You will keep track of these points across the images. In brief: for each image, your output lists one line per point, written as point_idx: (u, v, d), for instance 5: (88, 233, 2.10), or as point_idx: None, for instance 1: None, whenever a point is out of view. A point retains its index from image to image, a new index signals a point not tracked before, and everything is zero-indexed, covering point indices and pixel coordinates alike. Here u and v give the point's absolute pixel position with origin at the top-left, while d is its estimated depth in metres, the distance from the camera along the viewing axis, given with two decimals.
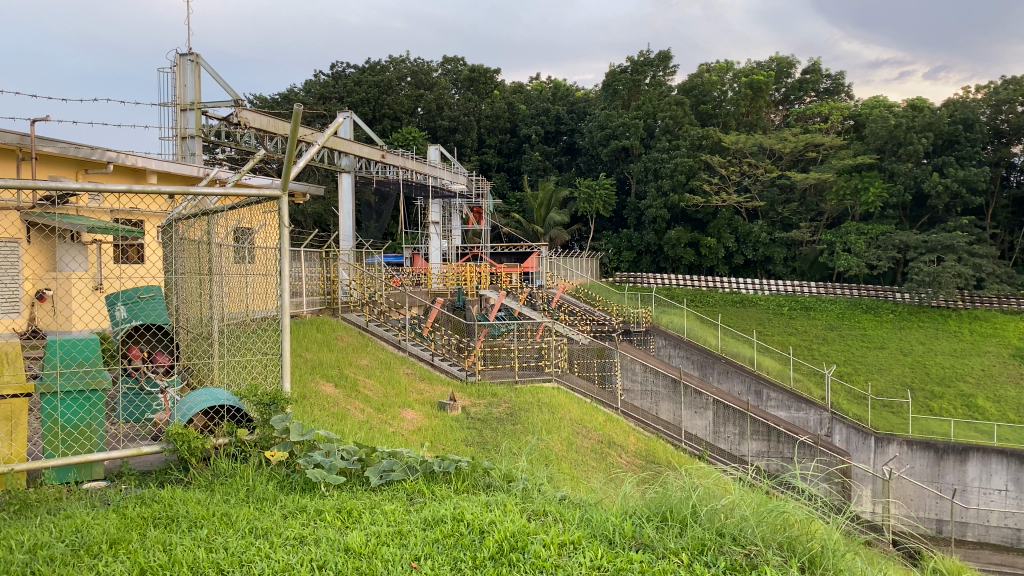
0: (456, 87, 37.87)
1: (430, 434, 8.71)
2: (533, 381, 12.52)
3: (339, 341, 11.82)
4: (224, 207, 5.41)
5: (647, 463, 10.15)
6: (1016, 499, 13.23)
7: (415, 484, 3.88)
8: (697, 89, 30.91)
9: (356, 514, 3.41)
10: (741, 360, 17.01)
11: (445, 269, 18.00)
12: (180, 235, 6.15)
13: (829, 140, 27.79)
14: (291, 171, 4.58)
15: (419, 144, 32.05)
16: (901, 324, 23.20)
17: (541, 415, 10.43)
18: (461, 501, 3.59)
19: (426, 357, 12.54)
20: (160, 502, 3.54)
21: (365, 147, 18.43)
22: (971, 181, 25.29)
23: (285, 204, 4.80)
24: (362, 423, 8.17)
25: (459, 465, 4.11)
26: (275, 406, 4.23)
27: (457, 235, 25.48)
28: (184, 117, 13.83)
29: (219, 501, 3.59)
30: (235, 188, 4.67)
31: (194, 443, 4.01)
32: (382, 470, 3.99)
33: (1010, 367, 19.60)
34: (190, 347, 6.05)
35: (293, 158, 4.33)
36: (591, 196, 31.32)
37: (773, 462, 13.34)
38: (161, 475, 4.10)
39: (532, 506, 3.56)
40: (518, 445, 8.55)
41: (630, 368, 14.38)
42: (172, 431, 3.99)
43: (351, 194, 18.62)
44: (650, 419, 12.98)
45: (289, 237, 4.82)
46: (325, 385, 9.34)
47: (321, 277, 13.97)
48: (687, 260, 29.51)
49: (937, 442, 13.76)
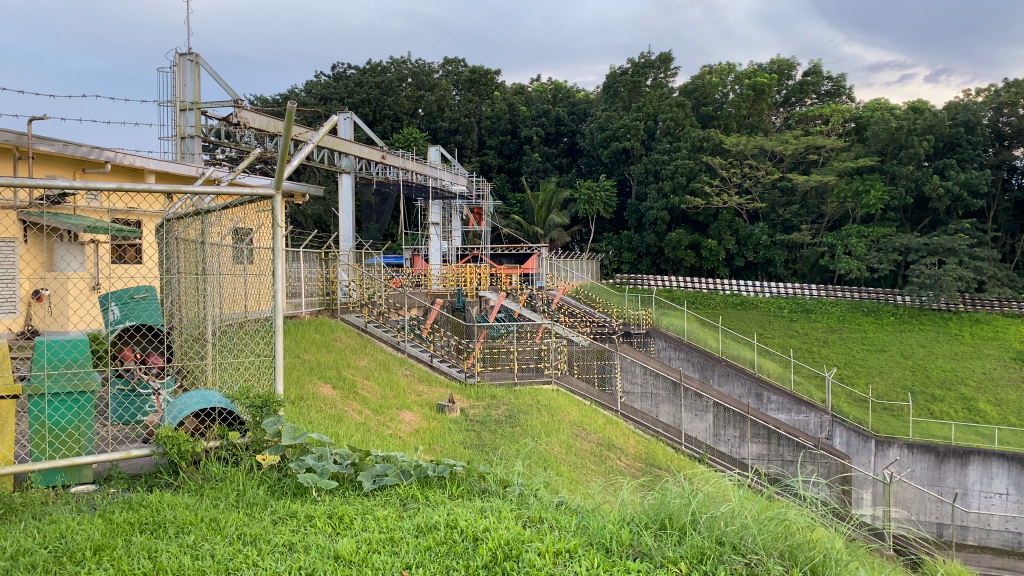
0: (456, 88, 37.84)
1: (429, 436, 8.64)
2: (533, 382, 12.45)
3: (338, 341, 11.76)
4: (217, 206, 5.32)
5: (646, 466, 10.08)
6: (1016, 503, 13.19)
7: (409, 490, 3.80)
8: (699, 92, 31.19)
9: (347, 520, 3.34)
10: (741, 362, 16.94)
11: (445, 270, 17.91)
12: (175, 235, 6.07)
13: (830, 142, 27.74)
14: (285, 169, 4.49)
15: (419, 145, 32.01)
16: (902, 327, 23.12)
17: (540, 418, 10.35)
18: (456, 506, 3.51)
19: (426, 358, 12.48)
20: (147, 508, 3.47)
21: (365, 148, 18.37)
22: (973, 184, 25.22)
23: (278, 203, 4.71)
24: (360, 424, 8.09)
25: (455, 470, 4.02)
26: (267, 409, 4.14)
27: (457, 237, 25.39)
28: (184, 116, 13.76)
29: (208, 507, 3.51)
30: (229, 187, 4.60)
31: (185, 447, 3.94)
32: (375, 474, 3.90)
33: (1011, 370, 19.53)
34: (183, 348, 5.97)
35: (287, 157, 4.24)
36: (591, 198, 31.25)
37: (773, 465, 13.24)
38: (151, 478, 4.03)
39: (528, 512, 3.48)
40: (516, 448, 8.48)
41: (630, 371, 14.29)
42: (162, 434, 3.92)
43: (350, 195, 18.55)
44: (650, 422, 12.90)
45: (283, 237, 4.73)
46: (322, 387, 9.25)
47: (321, 277, 13.85)
48: (688, 262, 29.44)
49: (938, 446, 13.67)
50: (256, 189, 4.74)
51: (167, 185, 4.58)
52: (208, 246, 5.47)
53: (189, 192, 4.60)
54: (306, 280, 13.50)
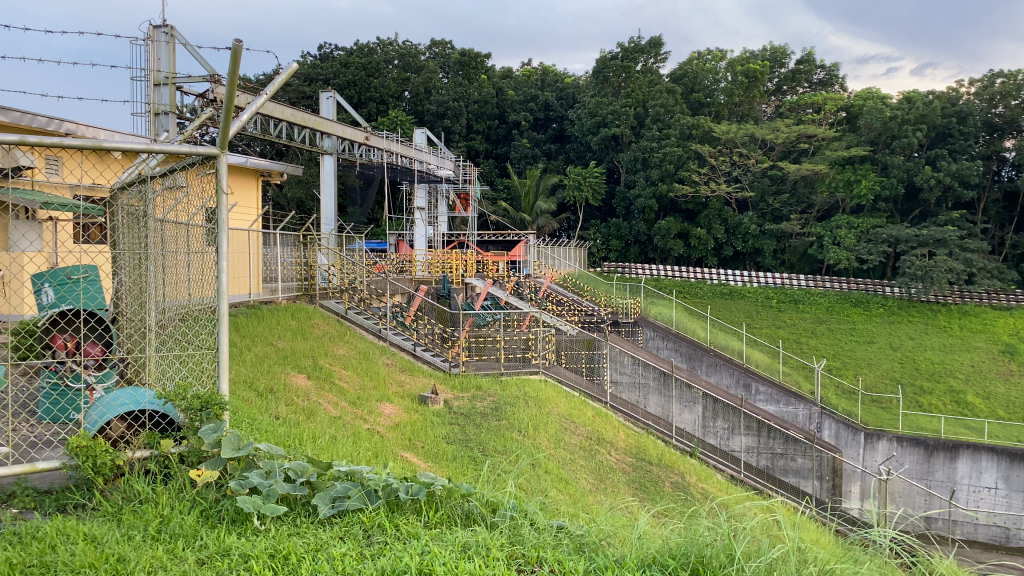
0: (444, 71, 36.86)
1: (409, 430, 7.92)
2: (519, 374, 11.74)
3: (315, 329, 10.97)
4: (162, 170, 4.43)
5: (637, 461, 9.42)
6: (1005, 497, 12.85)
7: (374, 518, 3.09)
8: (689, 78, 30.69)
9: (293, 561, 2.65)
10: (729, 352, 16.29)
11: (432, 255, 16.82)
12: (123, 207, 5.19)
13: (822, 131, 27.14)
14: (231, 125, 3.68)
15: (405, 128, 31.12)
16: (891, 318, 22.55)
17: (527, 410, 9.65)
18: (432, 543, 2.81)
19: (409, 347, 11.82)
20: (41, 541, 2.74)
21: (348, 127, 17.44)
22: (964, 175, 24.72)
23: (223, 167, 3.92)
24: (333, 419, 7.29)
25: (432, 490, 3.29)
26: (208, 413, 3.43)
27: (443, 223, 24.58)
28: (157, 92, 12.51)
29: (119, 540, 2.80)
30: (163, 144, 3.79)
31: (104, 459, 3.23)
32: (334, 496, 3.17)
33: (1000, 363, 19.05)
34: (127, 338, 5.16)
35: (232, 107, 3.41)
36: (581, 183, 30.50)
37: (764, 460, 12.63)
38: (62, 497, 3.29)
39: (525, 551, 2.82)
40: (504, 451, 7.79)
41: (619, 361, 13.34)
42: (73, 443, 3.19)
43: (333, 176, 17.61)
44: (641, 414, 12.25)
45: (227, 208, 3.91)
46: (295, 377, 8.49)
47: (297, 261, 12.82)
48: (676, 251, 28.65)
49: (928, 438, 13.29)
50: (198, 151, 3.94)
51: (82, 141, 3.88)
52: (154, 221, 4.60)
53: (114, 147, 3.83)
54: (283, 265, 12.52)
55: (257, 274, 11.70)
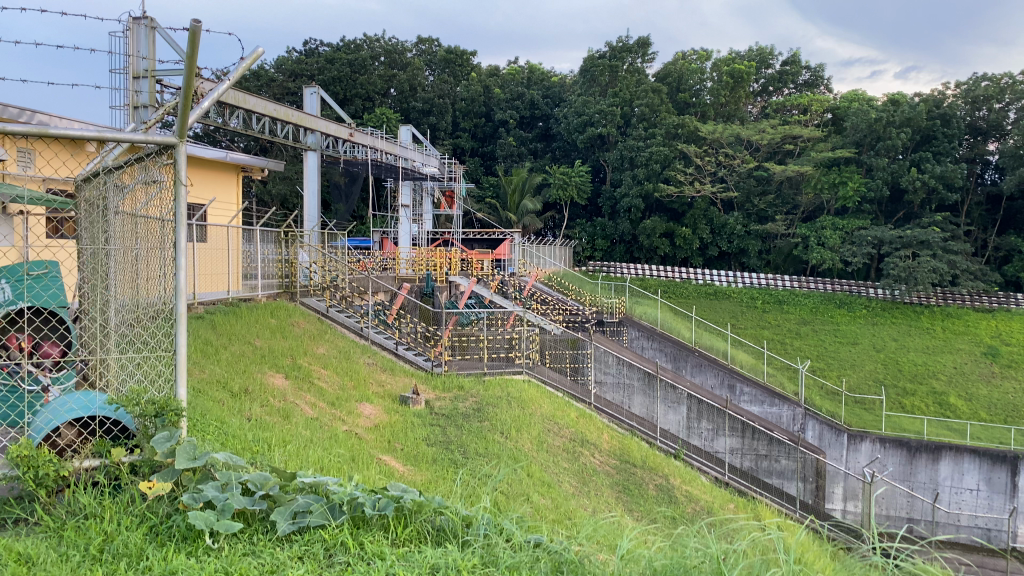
0: (430, 68, 36.53)
1: (388, 432, 7.71)
2: (502, 373, 11.51)
3: (295, 327, 10.71)
4: (122, 159, 4.15)
5: (622, 463, 9.24)
6: (987, 499, 12.76)
7: (337, 535, 2.87)
8: (674, 78, 30.57)
9: None
10: (714, 353, 16.15)
11: (417, 252, 16.60)
12: (85, 198, 4.89)
13: (808, 132, 27.09)
14: (191, 112, 3.44)
15: (391, 125, 30.81)
16: (874, 320, 22.49)
17: (510, 411, 9.44)
18: (398, 566, 2.61)
19: (390, 346, 11.57)
20: None
21: (332, 123, 17.12)
22: (948, 178, 24.86)
23: (182, 157, 3.68)
24: (310, 421, 7.05)
25: (400, 503, 3.06)
26: (163, 420, 3.19)
27: (428, 220, 24.28)
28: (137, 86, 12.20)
29: (57, 561, 2.57)
30: (116, 131, 3.52)
31: (47, 470, 2.98)
32: (295, 511, 2.94)
33: (982, 365, 19.03)
34: (86, 336, 4.87)
35: (191, 95, 3.17)
36: (566, 182, 30.30)
37: (749, 461, 12.45)
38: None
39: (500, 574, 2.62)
40: (484, 453, 7.60)
41: (604, 361, 13.12)
42: (13, 453, 2.94)
43: (316, 172, 17.27)
44: (625, 415, 12.06)
45: (185, 199, 3.69)
46: (273, 376, 8.25)
47: (278, 259, 12.60)
48: (662, 251, 28.53)
49: (910, 440, 13.17)
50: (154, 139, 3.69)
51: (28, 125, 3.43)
52: (113, 213, 4.33)
53: (61, 134, 3.46)
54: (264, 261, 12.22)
55: (237, 271, 11.42)
